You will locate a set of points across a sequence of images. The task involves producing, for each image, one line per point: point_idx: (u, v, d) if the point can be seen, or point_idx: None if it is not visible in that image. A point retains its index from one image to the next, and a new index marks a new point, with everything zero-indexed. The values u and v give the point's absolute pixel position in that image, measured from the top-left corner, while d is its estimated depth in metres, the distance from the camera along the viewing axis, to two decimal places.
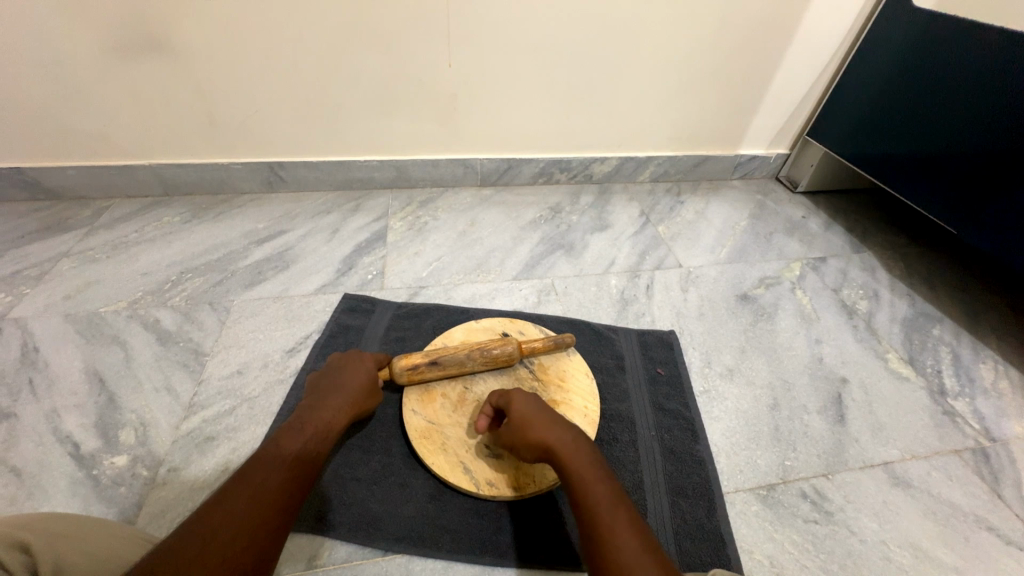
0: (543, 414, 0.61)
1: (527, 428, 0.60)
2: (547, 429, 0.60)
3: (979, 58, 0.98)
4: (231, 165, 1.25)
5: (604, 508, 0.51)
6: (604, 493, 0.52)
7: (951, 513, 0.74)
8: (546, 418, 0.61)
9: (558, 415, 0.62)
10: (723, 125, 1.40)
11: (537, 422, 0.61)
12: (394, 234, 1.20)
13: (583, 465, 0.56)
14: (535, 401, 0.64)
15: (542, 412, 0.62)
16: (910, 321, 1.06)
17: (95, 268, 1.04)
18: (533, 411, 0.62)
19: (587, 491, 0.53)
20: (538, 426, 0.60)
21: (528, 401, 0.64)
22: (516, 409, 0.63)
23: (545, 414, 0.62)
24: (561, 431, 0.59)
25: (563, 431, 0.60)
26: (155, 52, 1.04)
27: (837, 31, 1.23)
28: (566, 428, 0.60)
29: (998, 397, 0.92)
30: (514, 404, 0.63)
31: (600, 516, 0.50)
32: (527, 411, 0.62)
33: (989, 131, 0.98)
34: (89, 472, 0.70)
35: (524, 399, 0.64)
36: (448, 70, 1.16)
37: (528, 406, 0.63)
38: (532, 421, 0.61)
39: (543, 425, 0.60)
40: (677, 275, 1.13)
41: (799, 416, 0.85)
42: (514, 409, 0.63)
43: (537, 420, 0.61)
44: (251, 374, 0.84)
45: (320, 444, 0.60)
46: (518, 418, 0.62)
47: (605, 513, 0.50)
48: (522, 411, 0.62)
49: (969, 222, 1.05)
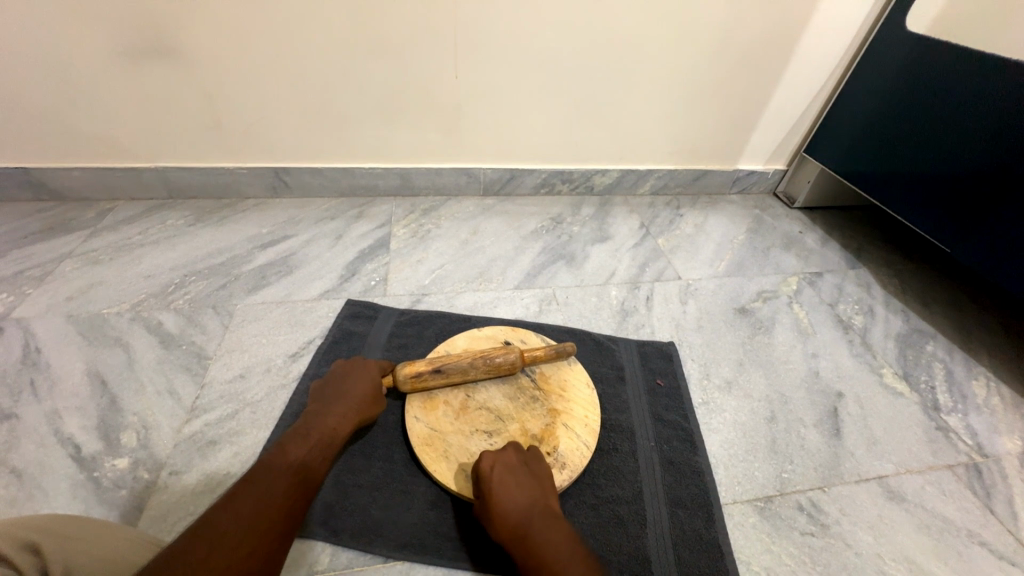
0: (516, 484, 0.62)
1: (498, 507, 0.60)
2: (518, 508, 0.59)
3: (971, 82, 1.01)
4: (236, 168, 1.26)
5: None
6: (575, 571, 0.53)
7: (945, 527, 0.75)
8: (518, 487, 0.62)
9: (529, 484, 0.63)
10: (722, 140, 1.42)
11: (511, 499, 0.60)
12: (397, 241, 1.21)
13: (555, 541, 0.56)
14: (507, 470, 0.64)
15: (516, 480, 0.63)
16: (904, 337, 1.08)
17: (99, 269, 1.05)
18: (508, 482, 0.62)
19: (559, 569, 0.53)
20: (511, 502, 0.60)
21: (502, 467, 0.64)
22: (486, 474, 0.63)
23: (521, 487, 0.62)
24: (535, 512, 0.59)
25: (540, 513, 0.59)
26: (165, 56, 1.05)
27: (834, 52, 1.27)
28: (538, 501, 0.61)
29: (990, 413, 0.94)
30: (485, 471, 0.63)
31: None
32: (499, 477, 0.62)
33: (981, 152, 1.01)
34: (90, 475, 0.70)
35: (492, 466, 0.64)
36: (455, 81, 1.18)
37: (502, 477, 0.63)
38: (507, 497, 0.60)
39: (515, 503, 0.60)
40: (676, 287, 1.15)
41: (796, 429, 0.86)
42: (485, 475, 0.63)
43: (509, 489, 0.61)
44: (254, 379, 0.85)
45: (324, 451, 0.61)
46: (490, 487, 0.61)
47: None
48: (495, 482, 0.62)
49: (962, 242, 1.08)
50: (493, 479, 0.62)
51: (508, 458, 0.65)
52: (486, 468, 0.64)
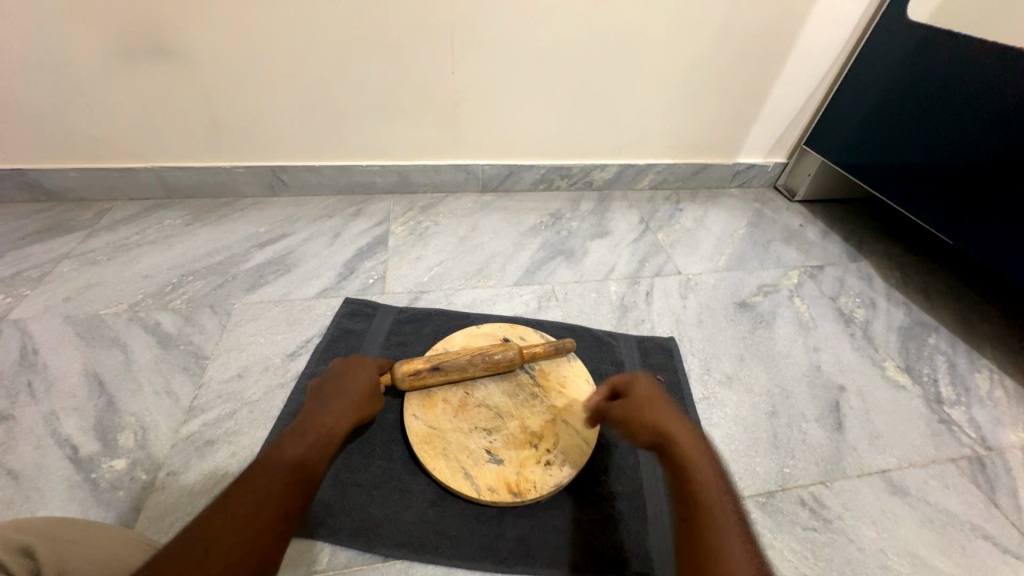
0: (675, 418, 0.63)
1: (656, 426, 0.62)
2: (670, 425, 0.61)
3: (974, 71, 1.00)
4: (232, 167, 1.25)
5: (716, 521, 0.51)
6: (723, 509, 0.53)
7: (948, 521, 0.74)
8: (676, 421, 0.62)
9: (686, 422, 0.63)
10: (722, 133, 1.41)
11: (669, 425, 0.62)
12: (395, 238, 1.21)
13: (705, 478, 0.56)
14: (663, 395, 0.67)
15: (672, 414, 0.63)
16: (906, 329, 1.08)
17: (96, 270, 1.04)
18: (667, 414, 0.63)
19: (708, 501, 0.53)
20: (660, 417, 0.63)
21: (664, 401, 0.65)
22: (649, 399, 0.65)
23: (680, 421, 0.63)
24: (684, 431, 0.61)
25: (692, 446, 0.59)
26: (158, 54, 1.04)
27: (835, 43, 1.25)
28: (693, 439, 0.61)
29: (993, 405, 0.93)
30: (648, 396, 0.65)
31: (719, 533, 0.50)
32: (657, 406, 0.64)
33: (984, 143, 1.00)
34: (87, 476, 0.70)
35: (647, 385, 0.67)
36: (452, 77, 1.17)
37: (656, 399, 0.65)
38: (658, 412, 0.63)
39: (665, 418, 0.63)
40: (676, 282, 1.14)
41: (797, 423, 0.85)
42: (648, 398, 0.65)
43: (667, 418, 0.63)
44: (251, 378, 0.84)
45: (324, 449, 0.60)
46: (650, 410, 0.64)
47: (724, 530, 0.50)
48: (646, 397, 0.65)
49: (966, 233, 1.07)
50: (654, 406, 0.64)
51: (668, 397, 0.67)
52: (650, 394, 0.66)
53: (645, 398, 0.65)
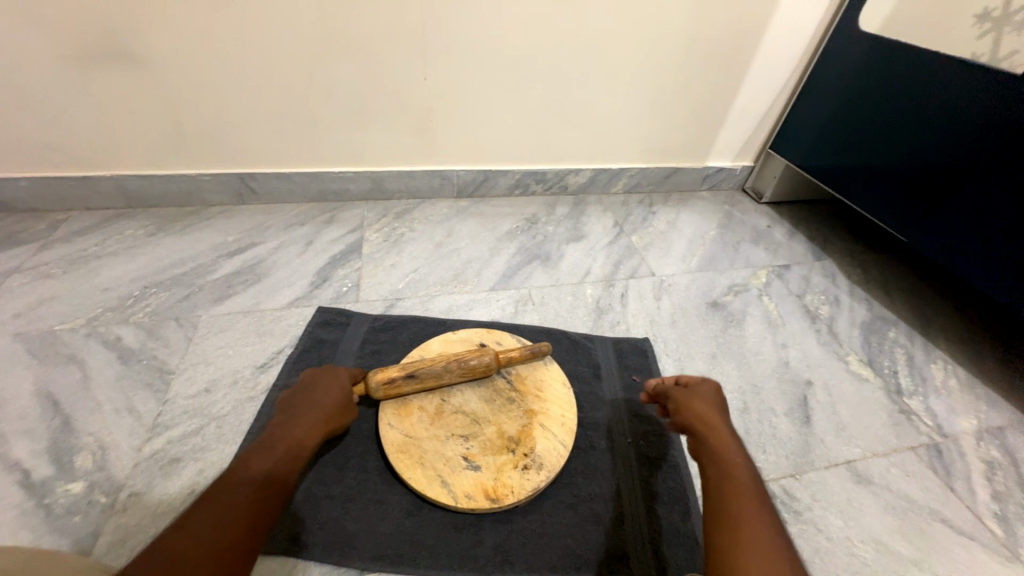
0: (715, 414, 0.67)
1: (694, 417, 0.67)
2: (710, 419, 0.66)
3: (921, 79, 1.06)
4: (198, 175, 1.21)
5: (743, 523, 0.51)
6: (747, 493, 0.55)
7: (909, 507, 0.78)
8: (718, 418, 0.66)
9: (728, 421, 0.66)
10: (691, 138, 1.45)
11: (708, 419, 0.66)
12: (370, 245, 1.19)
13: (735, 466, 0.59)
14: (718, 407, 0.69)
15: (713, 411, 0.67)
16: (868, 324, 1.12)
17: (50, 284, 1.00)
18: (710, 411, 0.68)
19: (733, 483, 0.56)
20: (709, 425, 0.65)
21: (710, 400, 0.70)
22: (694, 395, 0.70)
23: (721, 418, 0.67)
24: (729, 439, 0.63)
25: (728, 440, 0.63)
26: (116, 59, 1.01)
27: (794, 52, 1.31)
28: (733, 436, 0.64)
29: (948, 394, 0.98)
30: (695, 393, 0.71)
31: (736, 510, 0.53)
32: (700, 402, 0.69)
33: (932, 146, 1.06)
34: (40, 501, 0.66)
35: (704, 396, 0.70)
36: (425, 83, 1.17)
37: (703, 397, 0.70)
38: (708, 420, 0.66)
39: (713, 427, 0.65)
40: (650, 283, 1.16)
41: (768, 418, 0.88)
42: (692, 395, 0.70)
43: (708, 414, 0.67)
44: (219, 392, 0.81)
45: (291, 463, 0.59)
46: (693, 404, 0.69)
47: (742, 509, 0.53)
48: (697, 405, 0.68)
49: (919, 231, 1.12)
50: (697, 401, 0.69)
51: (718, 398, 0.71)
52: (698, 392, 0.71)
53: (696, 403, 0.69)
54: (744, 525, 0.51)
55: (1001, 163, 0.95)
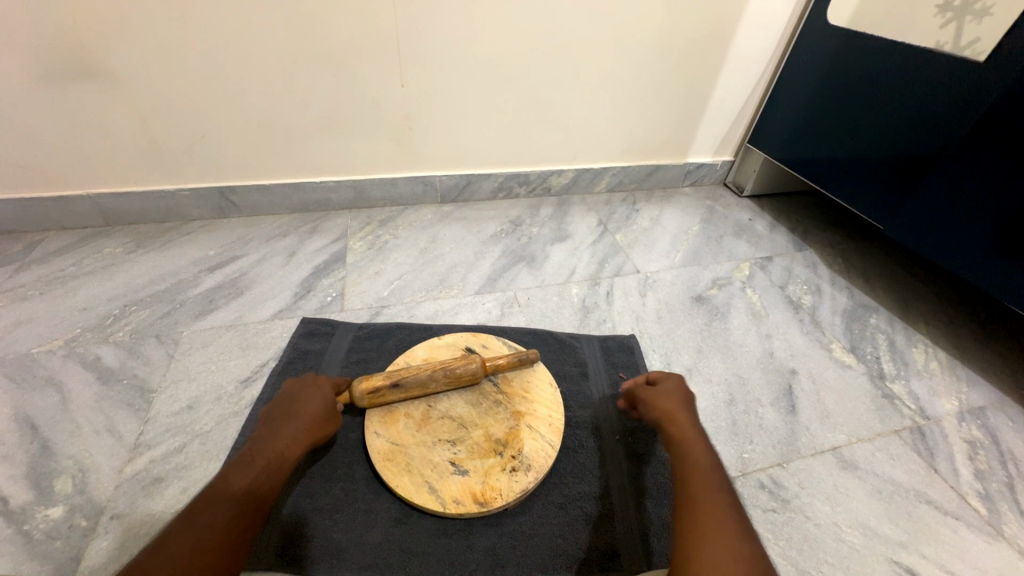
0: (676, 400, 0.69)
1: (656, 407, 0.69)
2: (674, 409, 0.68)
3: (890, 70, 1.08)
4: (177, 190, 1.20)
5: (708, 504, 0.53)
6: (710, 475, 0.57)
7: (894, 490, 0.79)
8: (679, 405, 0.68)
9: (687, 405, 0.68)
10: (671, 136, 1.47)
11: (669, 408, 0.68)
12: (354, 254, 1.19)
13: (697, 452, 0.60)
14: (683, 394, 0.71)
15: (672, 398, 0.69)
16: (850, 312, 1.14)
17: (27, 306, 0.98)
18: (670, 399, 0.69)
19: (697, 466, 0.58)
20: (671, 413, 0.67)
21: (671, 388, 0.71)
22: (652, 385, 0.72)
23: (682, 406, 0.68)
24: (690, 424, 0.65)
25: (688, 426, 0.65)
26: (86, 77, 1.00)
27: (766, 48, 1.33)
28: (695, 423, 0.65)
29: (929, 377, 0.99)
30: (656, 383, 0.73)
31: (700, 491, 0.55)
32: (661, 391, 0.71)
33: (905, 136, 1.08)
34: (19, 528, 0.65)
35: (667, 385, 0.72)
36: (402, 90, 1.17)
37: (664, 386, 0.72)
38: (669, 409, 0.68)
39: (673, 414, 0.67)
40: (635, 280, 1.17)
41: (754, 410, 0.88)
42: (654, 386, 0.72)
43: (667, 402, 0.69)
44: (202, 409, 0.80)
45: (272, 476, 0.58)
46: (655, 395, 0.70)
47: (704, 489, 0.55)
48: (660, 396, 0.70)
49: (895, 218, 1.14)
50: (657, 391, 0.71)
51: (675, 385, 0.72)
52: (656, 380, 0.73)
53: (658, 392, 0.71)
54: (708, 502, 0.53)
55: (981, 154, 0.95)
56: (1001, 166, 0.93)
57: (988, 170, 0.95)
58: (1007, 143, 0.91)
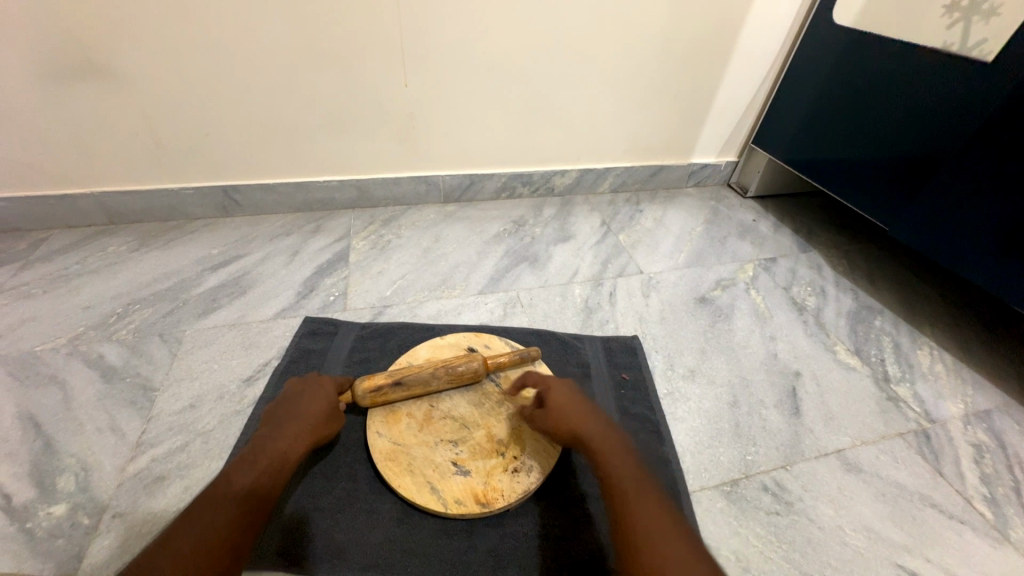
0: (575, 403, 0.70)
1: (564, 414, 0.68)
2: (582, 415, 0.68)
3: (896, 71, 1.07)
4: (181, 189, 1.20)
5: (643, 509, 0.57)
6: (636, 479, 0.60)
7: (899, 494, 0.78)
8: (580, 408, 0.69)
9: (586, 405, 0.70)
10: (675, 136, 1.46)
11: (574, 415, 0.68)
12: (357, 253, 1.19)
13: (617, 458, 0.63)
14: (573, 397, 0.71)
15: (572, 402, 0.70)
16: (855, 314, 1.13)
17: (30, 304, 0.98)
18: (568, 404, 0.70)
19: (619, 473, 0.61)
20: (579, 420, 0.68)
21: (561, 392, 0.71)
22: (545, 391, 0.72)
23: (582, 409, 0.69)
24: (602, 429, 0.67)
25: (599, 430, 0.67)
26: (91, 76, 1.00)
27: (771, 48, 1.32)
28: (602, 424, 0.68)
29: (935, 379, 0.99)
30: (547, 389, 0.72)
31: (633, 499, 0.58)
32: (558, 397, 0.70)
33: (911, 137, 1.07)
34: (22, 526, 0.65)
35: (561, 391, 0.72)
36: (405, 89, 1.17)
37: (562, 391, 0.71)
38: (578, 418, 0.68)
39: (581, 420, 0.67)
40: (638, 281, 1.17)
41: (757, 411, 0.88)
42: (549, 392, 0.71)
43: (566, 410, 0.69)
44: (205, 408, 0.80)
45: (274, 476, 0.58)
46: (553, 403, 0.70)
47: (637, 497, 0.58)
48: (564, 404, 0.69)
49: (900, 219, 1.14)
50: (554, 399, 0.70)
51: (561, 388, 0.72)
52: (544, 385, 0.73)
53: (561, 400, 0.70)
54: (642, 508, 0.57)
55: (987, 155, 0.95)
56: (1007, 168, 0.92)
57: (994, 172, 0.94)
58: (1014, 144, 0.90)
